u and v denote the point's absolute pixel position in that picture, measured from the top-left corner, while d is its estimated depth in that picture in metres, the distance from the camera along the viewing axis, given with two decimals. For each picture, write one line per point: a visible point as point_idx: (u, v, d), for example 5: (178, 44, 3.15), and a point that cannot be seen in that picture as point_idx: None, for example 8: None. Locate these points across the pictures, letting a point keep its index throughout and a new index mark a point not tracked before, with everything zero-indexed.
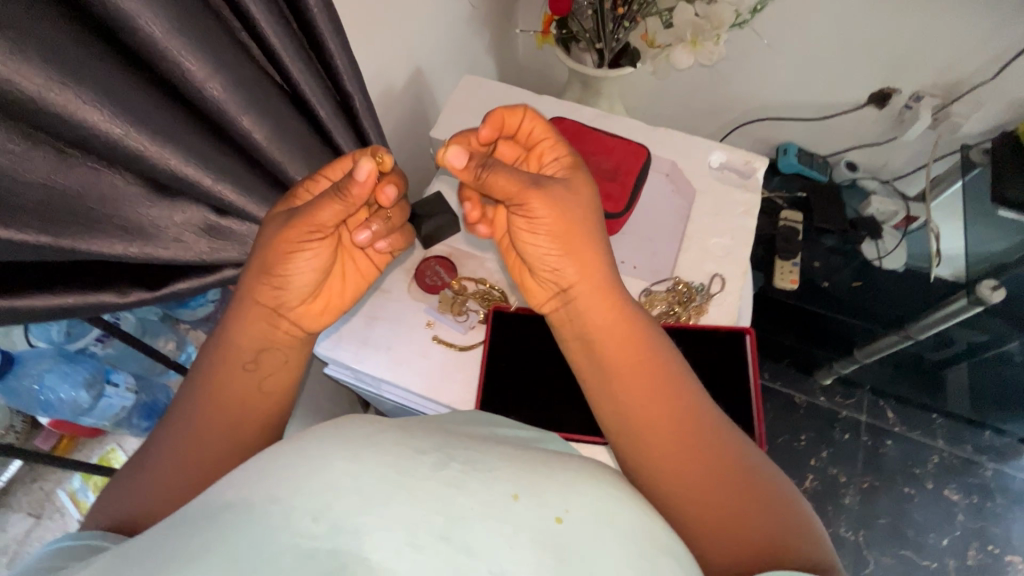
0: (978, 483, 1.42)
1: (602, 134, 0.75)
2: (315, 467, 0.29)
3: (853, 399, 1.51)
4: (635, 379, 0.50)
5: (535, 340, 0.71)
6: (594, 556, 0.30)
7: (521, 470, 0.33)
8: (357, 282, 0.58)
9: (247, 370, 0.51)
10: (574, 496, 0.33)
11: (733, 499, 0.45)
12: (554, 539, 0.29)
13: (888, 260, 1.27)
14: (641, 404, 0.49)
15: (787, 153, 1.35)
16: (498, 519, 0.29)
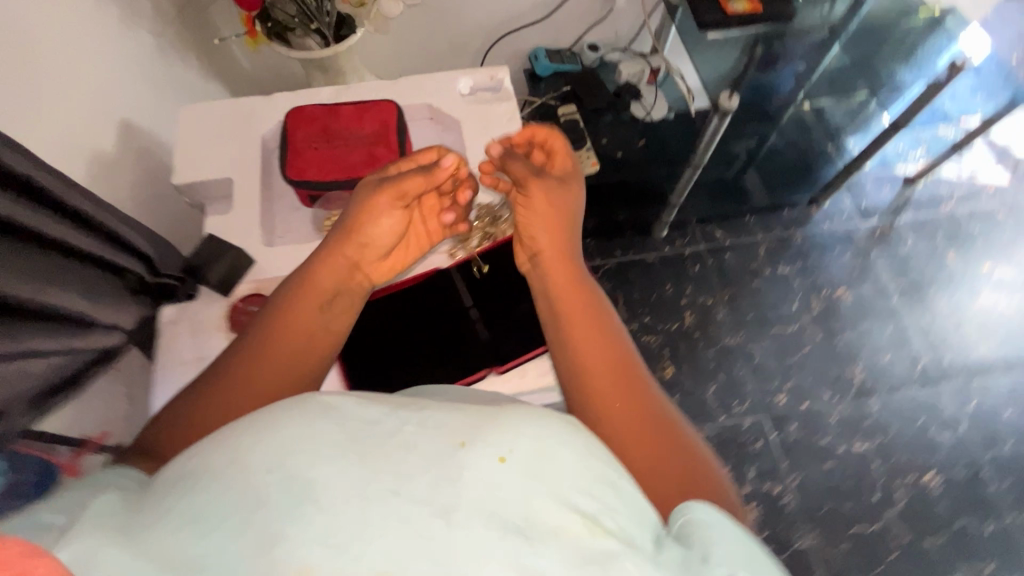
0: (795, 251, 1.73)
1: (344, 105, 0.72)
2: (287, 440, 0.34)
3: (687, 235, 1.74)
4: (591, 332, 0.63)
5: (388, 319, 0.76)
6: (540, 488, 0.36)
7: (473, 423, 0.38)
8: (418, 248, 0.72)
9: (287, 342, 0.59)
10: (521, 435, 0.38)
11: (656, 442, 0.56)
12: (497, 477, 0.35)
13: (655, 112, 1.43)
14: (597, 353, 0.61)
15: (538, 59, 1.42)
16: (443, 478, 0.34)
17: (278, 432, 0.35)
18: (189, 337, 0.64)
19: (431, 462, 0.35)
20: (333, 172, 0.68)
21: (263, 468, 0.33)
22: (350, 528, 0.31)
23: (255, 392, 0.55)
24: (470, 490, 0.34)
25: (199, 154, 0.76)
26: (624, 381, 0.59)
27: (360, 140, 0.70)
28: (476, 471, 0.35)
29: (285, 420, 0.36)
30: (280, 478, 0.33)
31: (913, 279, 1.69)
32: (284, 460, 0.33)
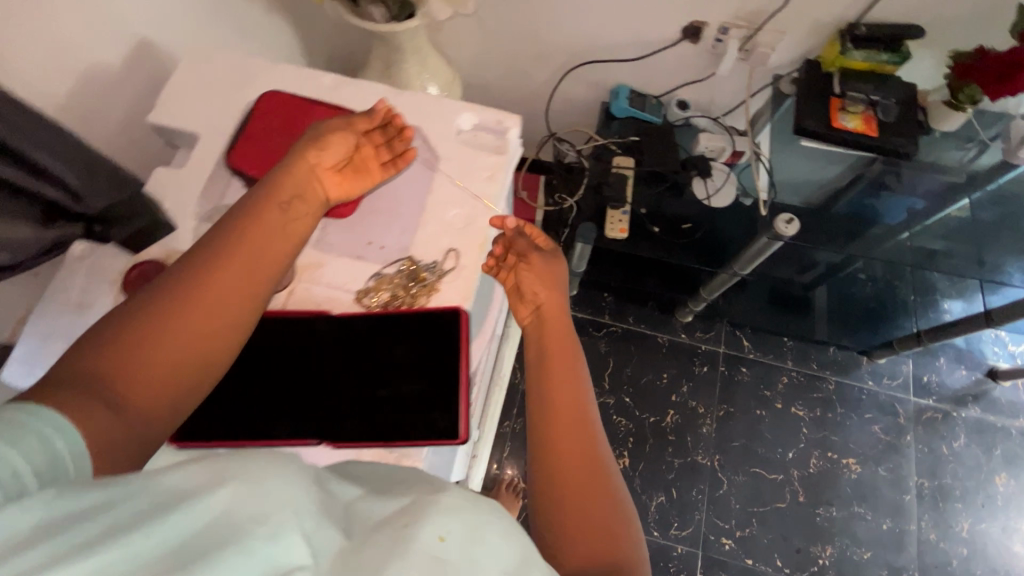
0: (821, 397, 1.52)
1: (322, 107, 0.68)
2: (246, 472, 0.36)
3: (712, 332, 1.58)
4: (566, 381, 0.57)
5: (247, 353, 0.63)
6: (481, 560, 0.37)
7: (418, 512, 0.39)
8: (361, 181, 0.66)
9: (243, 267, 0.51)
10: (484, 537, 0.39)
11: (600, 523, 0.50)
12: (446, 554, 0.36)
13: (717, 198, 1.27)
14: (565, 407, 0.55)
15: (618, 97, 1.29)
16: (395, 553, 0.34)
17: (263, 482, 0.35)
18: (83, 280, 0.65)
19: (384, 546, 0.35)
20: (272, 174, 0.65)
21: (252, 519, 0.32)
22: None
23: (191, 330, 0.47)
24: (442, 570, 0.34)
25: (182, 100, 0.74)
26: (586, 449, 0.53)
27: None
28: (447, 561, 0.35)
29: (263, 471, 0.36)
30: (270, 536, 0.32)
31: (942, 485, 1.45)
32: (272, 518, 0.33)
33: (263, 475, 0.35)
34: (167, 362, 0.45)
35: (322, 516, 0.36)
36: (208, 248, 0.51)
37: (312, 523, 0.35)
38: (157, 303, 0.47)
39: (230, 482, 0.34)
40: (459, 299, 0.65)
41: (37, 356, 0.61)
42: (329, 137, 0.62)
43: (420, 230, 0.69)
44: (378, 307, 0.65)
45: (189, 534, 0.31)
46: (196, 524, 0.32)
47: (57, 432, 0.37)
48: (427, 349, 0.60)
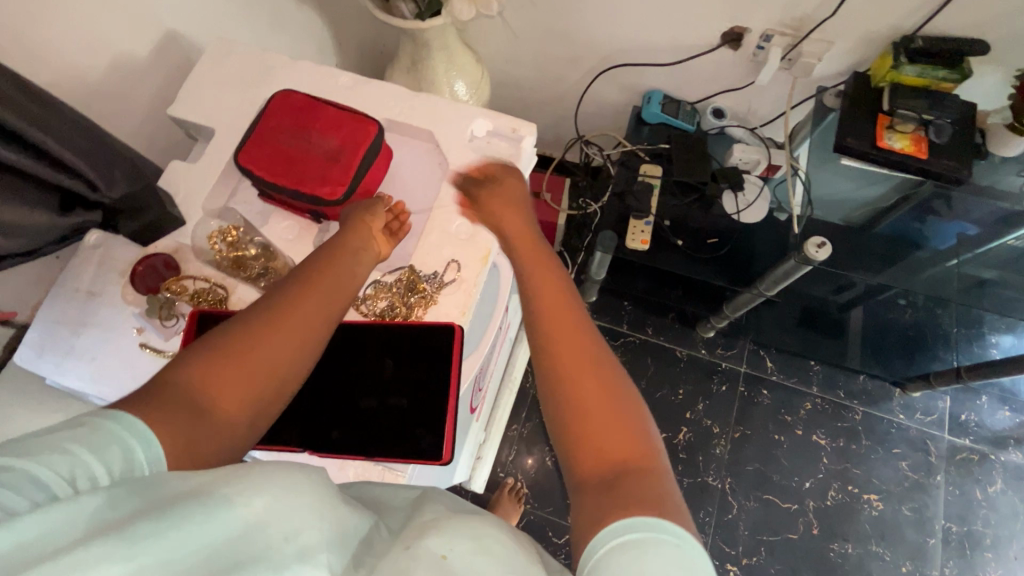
0: (846, 427, 1.45)
1: (333, 108, 0.67)
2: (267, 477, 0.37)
3: (734, 349, 1.53)
4: (554, 306, 0.57)
5: None
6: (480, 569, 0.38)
7: (422, 530, 0.40)
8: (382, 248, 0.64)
9: (318, 297, 0.53)
10: (498, 556, 0.40)
11: (620, 433, 0.48)
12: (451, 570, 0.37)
13: (747, 213, 1.22)
14: (560, 328, 0.55)
15: (650, 102, 1.26)
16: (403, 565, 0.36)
17: (287, 498, 0.36)
18: (93, 268, 0.66)
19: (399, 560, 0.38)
20: (278, 175, 0.65)
21: (280, 534, 0.34)
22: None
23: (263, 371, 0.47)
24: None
25: (201, 95, 0.75)
26: (588, 366, 0.52)
27: (324, 152, 0.65)
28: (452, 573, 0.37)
29: (292, 489, 0.37)
30: (295, 557, 0.34)
31: (972, 531, 1.36)
32: (300, 535, 0.35)
33: (295, 493, 0.36)
34: (250, 373, 0.46)
35: (340, 533, 0.38)
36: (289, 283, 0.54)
37: (331, 540, 0.37)
38: (252, 317, 0.50)
39: (264, 494, 0.35)
40: (455, 314, 0.63)
41: (46, 340, 0.63)
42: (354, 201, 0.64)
43: (423, 239, 0.67)
44: (374, 316, 0.65)
45: (225, 538, 0.33)
46: (226, 533, 0.33)
47: (137, 440, 0.38)
48: (415, 364, 0.60)
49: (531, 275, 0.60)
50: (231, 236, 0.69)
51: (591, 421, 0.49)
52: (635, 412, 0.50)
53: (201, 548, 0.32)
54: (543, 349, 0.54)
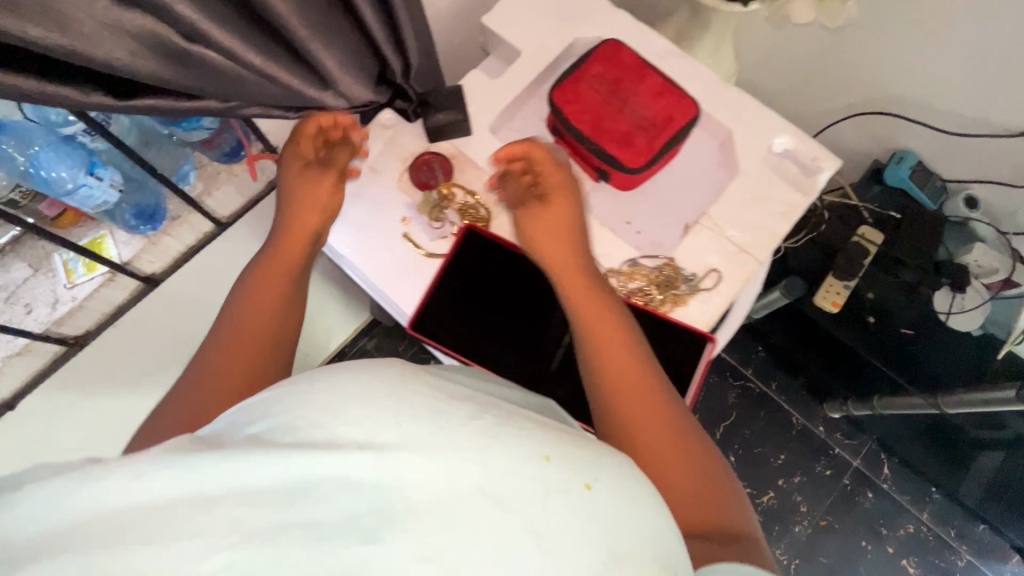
0: (942, 566, 1.35)
1: (654, 72, 0.64)
2: (388, 407, 0.37)
3: (854, 440, 1.43)
4: (623, 369, 0.53)
5: (490, 284, 0.66)
6: (611, 513, 0.37)
7: (561, 442, 0.40)
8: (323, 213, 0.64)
9: (255, 326, 0.55)
10: (632, 501, 0.38)
11: (699, 486, 0.48)
12: (586, 498, 0.37)
13: (957, 318, 1.10)
14: (632, 395, 0.52)
15: (899, 163, 1.13)
16: (539, 490, 0.36)
17: (346, 394, 0.38)
18: (381, 147, 0.70)
19: (549, 484, 0.36)
20: (587, 126, 0.64)
21: (356, 441, 0.36)
22: (438, 529, 0.34)
23: (236, 359, 0.52)
24: (593, 535, 0.35)
25: (518, 9, 0.73)
26: (669, 436, 0.50)
27: (636, 117, 0.63)
28: (593, 502, 0.37)
29: (351, 390, 0.38)
30: (374, 457, 0.35)
31: None
32: (375, 437, 0.36)
33: (345, 400, 0.37)
34: (230, 360, 0.52)
35: (436, 426, 0.37)
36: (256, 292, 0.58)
37: (418, 436, 0.36)
38: (237, 309, 0.56)
39: (402, 423, 0.37)
40: (705, 325, 0.62)
41: None
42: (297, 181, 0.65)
43: (690, 238, 0.65)
44: (622, 293, 0.64)
45: (326, 476, 0.35)
46: (319, 470, 0.35)
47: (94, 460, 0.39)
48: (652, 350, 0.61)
49: (588, 313, 0.57)
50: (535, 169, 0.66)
51: (670, 485, 0.47)
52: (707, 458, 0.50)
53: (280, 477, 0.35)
54: (608, 401, 0.52)
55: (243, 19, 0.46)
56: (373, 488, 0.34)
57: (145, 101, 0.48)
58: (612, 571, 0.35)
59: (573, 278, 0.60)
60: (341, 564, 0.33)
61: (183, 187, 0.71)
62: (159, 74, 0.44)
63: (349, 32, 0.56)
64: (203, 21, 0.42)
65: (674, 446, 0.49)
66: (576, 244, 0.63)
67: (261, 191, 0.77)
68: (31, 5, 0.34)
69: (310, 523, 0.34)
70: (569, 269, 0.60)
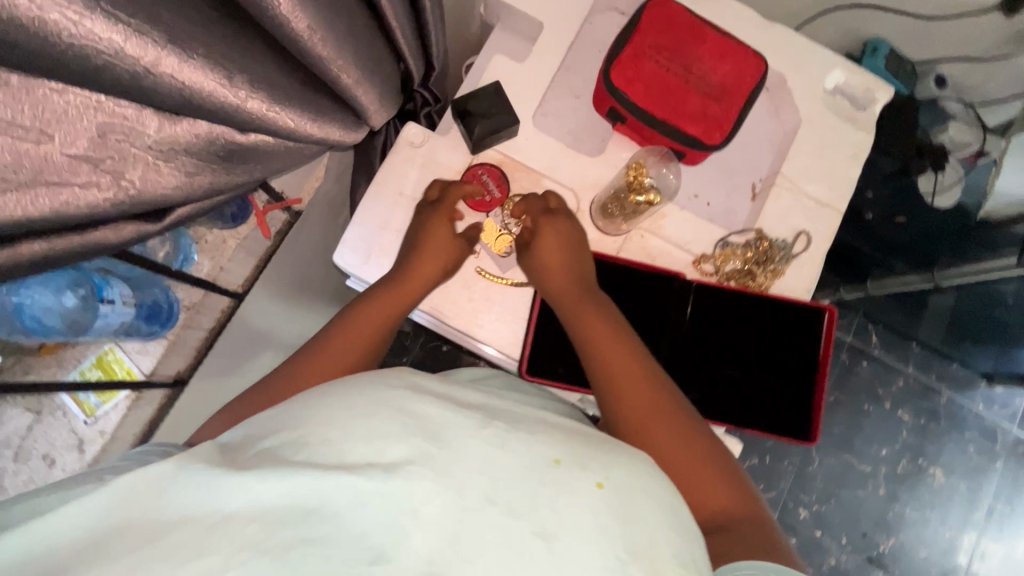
0: (930, 407, 1.54)
1: (713, 30, 0.58)
2: (396, 421, 0.32)
3: (844, 320, 1.55)
4: (617, 363, 0.49)
5: None
6: (639, 516, 0.31)
7: (578, 445, 0.34)
8: (435, 268, 0.56)
9: (322, 364, 0.48)
10: (656, 500, 0.33)
11: (704, 482, 0.43)
12: (606, 506, 0.31)
13: (941, 197, 1.17)
14: (633, 377, 0.48)
15: (874, 54, 1.13)
16: (563, 494, 0.31)
17: (361, 412, 0.32)
18: (417, 171, 0.60)
19: (563, 489, 0.31)
20: (656, 105, 0.57)
21: (363, 458, 0.30)
22: (445, 539, 0.29)
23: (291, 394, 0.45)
24: (618, 545, 0.30)
25: None
26: (675, 426, 0.45)
27: (704, 85, 0.57)
28: (612, 509, 0.31)
29: (364, 410, 0.33)
30: (385, 477, 0.30)
31: (1013, 510, 1.52)
32: (383, 453, 0.31)
33: (354, 416, 0.32)
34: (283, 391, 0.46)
35: (445, 438, 0.32)
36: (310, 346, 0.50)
37: (434, 450, 0.31)
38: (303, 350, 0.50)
39: (410, 439, 0.31)
40: (806, 292, 0.61)
41: (372, 244, 0.59)
42: (434, 236, 0.56)
43: (769, 202, 0.63)
44: (719, 277, 0.61)
45: (321, 497, 0.29)
46: (315, 496, 0.29)
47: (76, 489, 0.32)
48: (782, 343, 0.58)
49: (574, 317, 0.53)
50: (637, 178, 0.60)
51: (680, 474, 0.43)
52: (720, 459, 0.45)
53: (277, 499, 0.29)
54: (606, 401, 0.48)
55: (307, 87, 0.36)
56: (376, 523, 0.29)
57: (188, 210, 0.36)
58: (634, 574, 0.29)
59: (553, 280, 0.56)
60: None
61: (189, 269, 0.58)
62: (219, 183, 0.34)
63: (382, 55, 0.45)
64: (274, 118, 0.32)
65: (676, 443, 0.45)
66: (560, 247, 0.57)
67: (273, 244, 0.67)
68: (82, 165, 0.27)
69: (323, 542, 0.28)
70: (553, 276, 0.56)
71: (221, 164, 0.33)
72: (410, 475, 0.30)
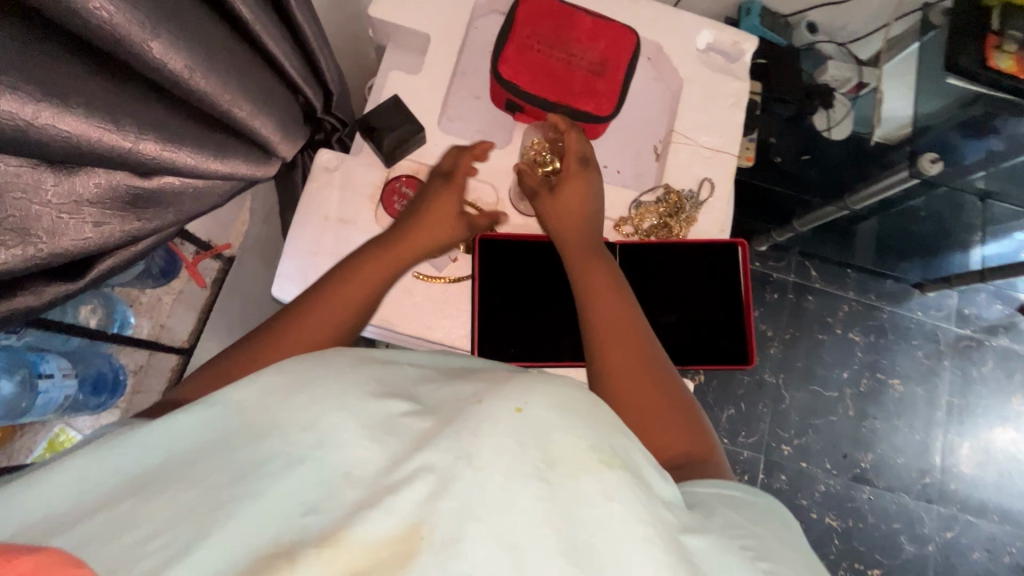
0: (876, 324, 1.65)
1: (581, 13, 0.62)
2: (316, 399, 0.33)
3: (784, 261, 1.64)
4: (614, 318, 0.52)
5: (525, 281, 0.62)
6: (559, 435, 0.32)
7: (510, 386, 0.35)
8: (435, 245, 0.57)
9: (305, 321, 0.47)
10: (582, 419, 0.34)
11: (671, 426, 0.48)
12: (529, 427, 0.32)
13: (835, 130, 1.29)
14: (629, 335, 0.51)
15: (750, 14, 1.18)
16: (475, 421, 0.32)
17: (308, 389, 0.34)
18: (338, 193, 0.62)
19: (481, 417, 0.32)
20: (546, 89, 0.61)
21: (296, 425, 0.32)
22: (371, 480, 0.30)
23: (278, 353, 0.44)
24: (544, 457, 0.31)
25: None
26: (659, 392, 0.49)
27: (585, 63, 0.62)
28: (536, 429, 0.32)
29: (303, 383, 0.34)
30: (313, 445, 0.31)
31: (969, 402, 1.64)
32: (316, 423, 0.32)
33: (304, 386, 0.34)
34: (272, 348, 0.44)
35: (375, 407, 0.34)
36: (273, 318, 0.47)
37: (340, 414, 0.33)
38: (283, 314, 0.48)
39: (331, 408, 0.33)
40: (720, 232, 0.66)
41: (308, 270, 0.61)
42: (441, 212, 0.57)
43: (670, 158, 0.68)
44: (640, 235, 0.66)
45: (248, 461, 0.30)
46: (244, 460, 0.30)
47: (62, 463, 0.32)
48: (702, 274, 0.62)
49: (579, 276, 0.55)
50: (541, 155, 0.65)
51: (659, 435, 0.47)
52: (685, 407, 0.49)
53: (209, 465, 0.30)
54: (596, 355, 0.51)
55: (202, 125, 0.37)
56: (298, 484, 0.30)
57: (110, 262, 0.37)
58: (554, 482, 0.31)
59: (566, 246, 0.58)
60: (277, 532, 0.28)
61: (128, 332, 0.58)
62: (131, 230, 0.35)
63: (274, 88, 0.47)
64: (172, 155, 0.33)
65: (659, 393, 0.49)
66: (564, 216, 0.59)
67: (212, 294, 0.67)
68: None
69: (247, 499, 0.29)
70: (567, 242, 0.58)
71: (132, 209, 0.34)
72: (331, 423, 0.32)
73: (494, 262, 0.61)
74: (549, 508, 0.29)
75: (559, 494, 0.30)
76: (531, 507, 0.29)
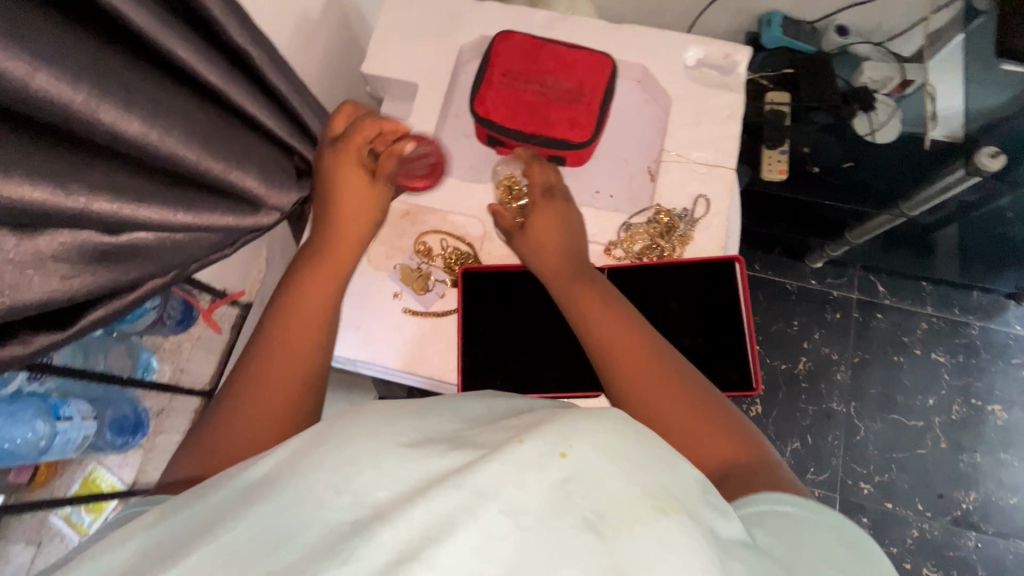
0: (964, 342, 1.44)
1: (553, 45, 0.64)
2: (351, 445, 0.32)
3: (844, 278, 1.48)
4: (626, 343, 0.49)
5: (518, 313, 0.62)
6: (605, 481, 0.30)
7: (549, 424, 0.32)
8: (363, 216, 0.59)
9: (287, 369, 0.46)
10: (632, 458, 0.31)
11: (714, 439, 0.44)
12: (568, 477, 0.29)
13: (880, 133, 1.17)
14: (641, 361, 0.48)
15: (770, 25, 1.16)
16: (511, 463, 0.29)
17: (348, 430, 0.33)
18: None
19: (521, 463, 0.29)
20: (520, 121, 0.62)
21: (330, 487, 0.30)
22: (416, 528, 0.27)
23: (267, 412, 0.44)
24: (582, 507, 0.28)
25: (392, 44, 0.69)
26: (694, 411, 0.46)
27: (560, 93, 0.63)
28: (577, 481, 0.29)
29: (350, 430, 0.33)
30: (354, 503, 0.29)
31: None
32: (353, 482, 0.30)
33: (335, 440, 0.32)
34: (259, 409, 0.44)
35: (416, 457, 0.31)
36: (235, 403, 0.44)
37: (378, 470, 0.30)
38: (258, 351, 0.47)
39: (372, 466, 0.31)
40: (719, 247, 0.63)
41: None
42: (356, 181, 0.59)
43: (663, 177, 0.66)
44: (632, 257, 0.64)
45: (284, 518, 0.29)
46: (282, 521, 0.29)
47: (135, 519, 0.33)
48: (712, 296, 0.60)
49: (580, 306, 0.54)
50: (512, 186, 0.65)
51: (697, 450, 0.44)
52: (724, 419, 0.46)
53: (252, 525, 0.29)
54: (612, 382, 0.49)
55: (162, 182, 0.41)
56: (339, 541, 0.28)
57: (96, 315, 0.42)
58: (605, 528, 0.28)
59: (562, 276, 0.57)
60: None
61: (152, 377, 0.63)
62: (98, 282, 0.39)
63: (258, 146, 0.51)
64: (115, 206, 0.36)
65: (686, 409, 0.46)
66: (557, 241, 0.59)
67: (230, 339, 0.73)
68: None
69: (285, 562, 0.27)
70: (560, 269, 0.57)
71: (89, 255, 0.37)
72: (365, 481, 0.30)
73: (485, 294, 0.62)
74: (602, 564, 0.27)
75: (610, 548, 0.28)
76: (582, 559, 0.27)
